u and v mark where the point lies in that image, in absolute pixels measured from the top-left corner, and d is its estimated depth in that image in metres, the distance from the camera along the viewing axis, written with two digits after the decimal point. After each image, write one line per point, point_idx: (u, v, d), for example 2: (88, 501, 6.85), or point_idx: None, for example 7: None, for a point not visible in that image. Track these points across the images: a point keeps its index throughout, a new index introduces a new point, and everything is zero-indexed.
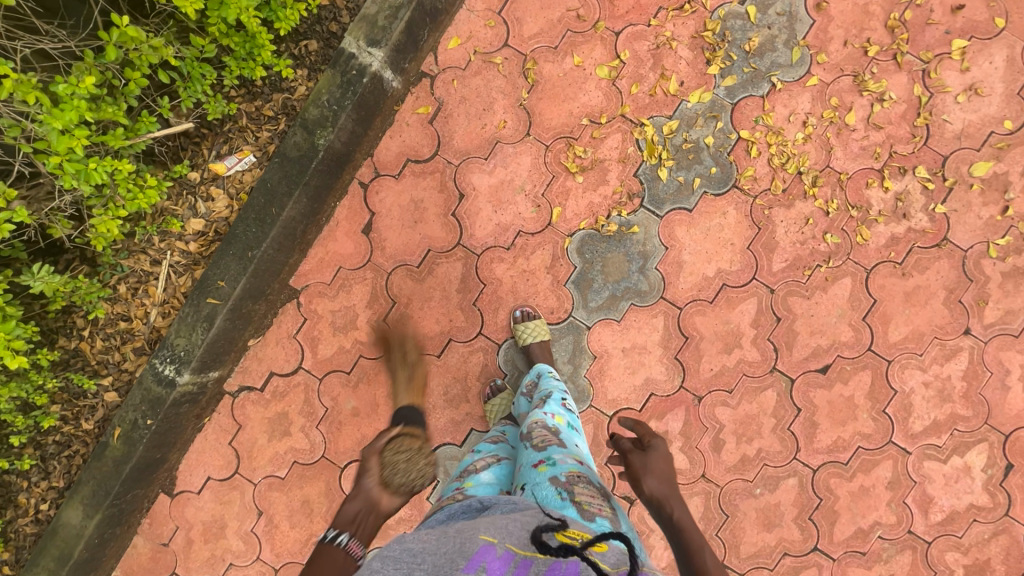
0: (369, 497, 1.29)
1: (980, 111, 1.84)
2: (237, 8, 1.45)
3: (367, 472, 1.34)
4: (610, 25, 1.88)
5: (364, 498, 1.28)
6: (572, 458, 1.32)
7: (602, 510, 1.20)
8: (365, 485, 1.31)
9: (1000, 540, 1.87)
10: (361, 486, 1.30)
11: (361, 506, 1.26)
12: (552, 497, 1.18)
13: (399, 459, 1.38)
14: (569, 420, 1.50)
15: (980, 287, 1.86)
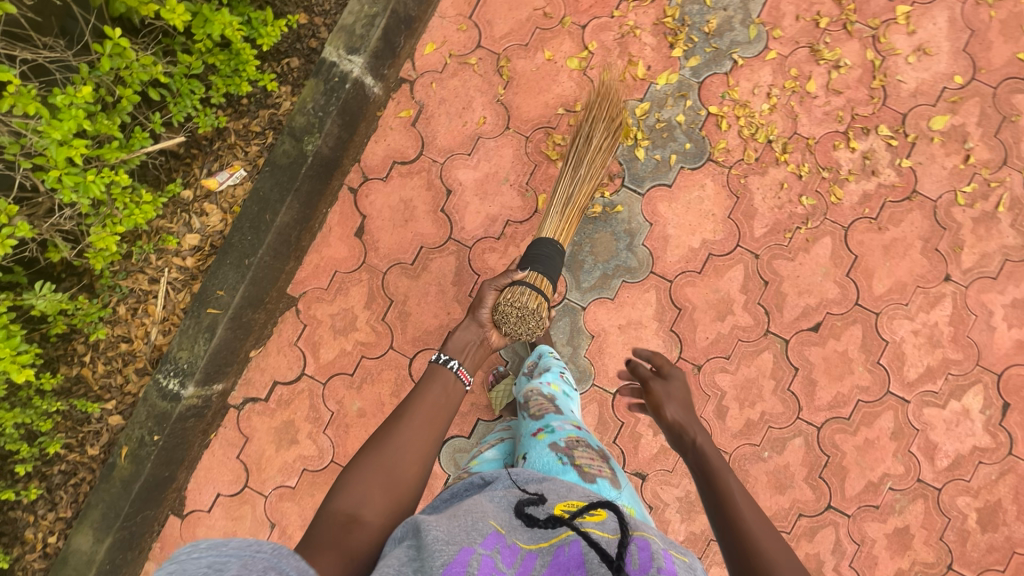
0: (478, 333, 1.53)
1: (931, 69, 1.95)
2: (221, 24, 1.53)
3: (483, 309, 1.56)
4: (576, 19, 1.99)
5: (475, 332, 1.53)
6: (570, 424, 1.36)
7: (603, 470, 1.23)
8: (478, 320, 1.55)
9: (1008, 479, 1.90)
10: (475, 317, 1.55)
11: (470, 339, 1.51)
12: (552, 462, 1.21)
13: (514, 311, 1.52)
14: (565, 388, 1.53)
15: (954, 234, 1.93)
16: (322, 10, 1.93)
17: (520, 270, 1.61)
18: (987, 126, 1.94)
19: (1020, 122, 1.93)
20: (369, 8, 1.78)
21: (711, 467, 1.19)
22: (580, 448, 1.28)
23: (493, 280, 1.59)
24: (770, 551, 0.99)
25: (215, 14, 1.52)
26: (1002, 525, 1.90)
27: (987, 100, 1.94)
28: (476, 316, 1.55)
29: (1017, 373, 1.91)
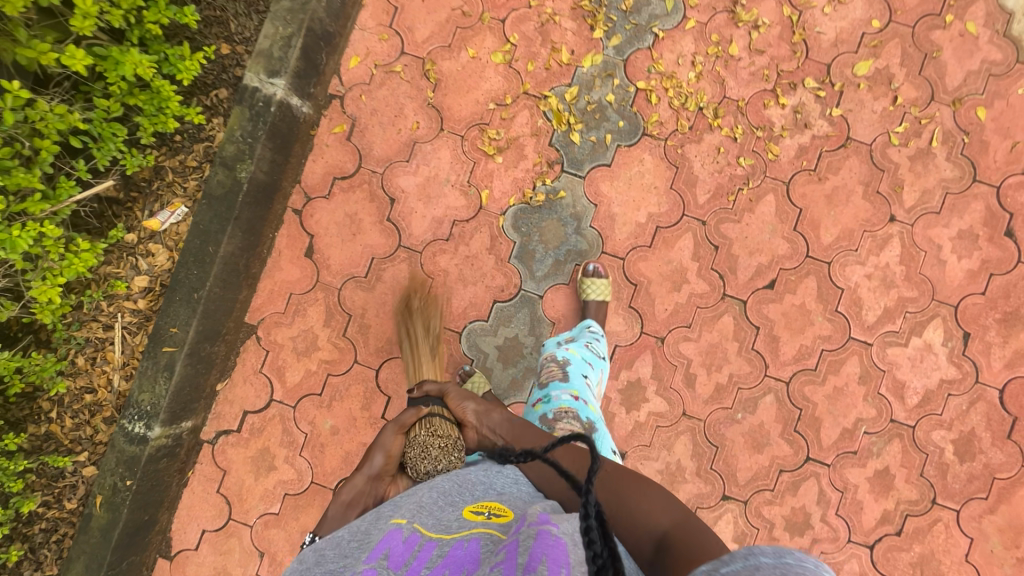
0: (372, 490, 1.31)
1: (848, 17, 1.97)
2: (134, 64, 1.53)
3: (377, 454, 1.34)
4: (494, 14, 2.00)
5: (367, 490, 1.31)
6: (568, 394, 1.57)
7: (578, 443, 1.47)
8: (372, 471, 1.32)
9: (979, 408, 1.91)
10: (372, 462, 1.33)
11: (362, 499, 1.29)
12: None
13: (433, 446, 1.32)
14: (584, 354, 1.68)
15: (893, 174, 1.96)
16: (243, 38, 1.97)
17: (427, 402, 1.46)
18: (910, 66, 1.96)
19: (942, 57, 1.96)
20: (284, 30, 1.78)
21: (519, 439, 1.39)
22: (567, 420, 1.52)
23: (396, 418, 1.39)
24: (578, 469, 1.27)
25: (126, 54, 1.52)
26: (979, 453, 1.91)
27: (907, 40, 1.96)
28: (368, 466, 1.33)
29: (973, 302, 1.93)
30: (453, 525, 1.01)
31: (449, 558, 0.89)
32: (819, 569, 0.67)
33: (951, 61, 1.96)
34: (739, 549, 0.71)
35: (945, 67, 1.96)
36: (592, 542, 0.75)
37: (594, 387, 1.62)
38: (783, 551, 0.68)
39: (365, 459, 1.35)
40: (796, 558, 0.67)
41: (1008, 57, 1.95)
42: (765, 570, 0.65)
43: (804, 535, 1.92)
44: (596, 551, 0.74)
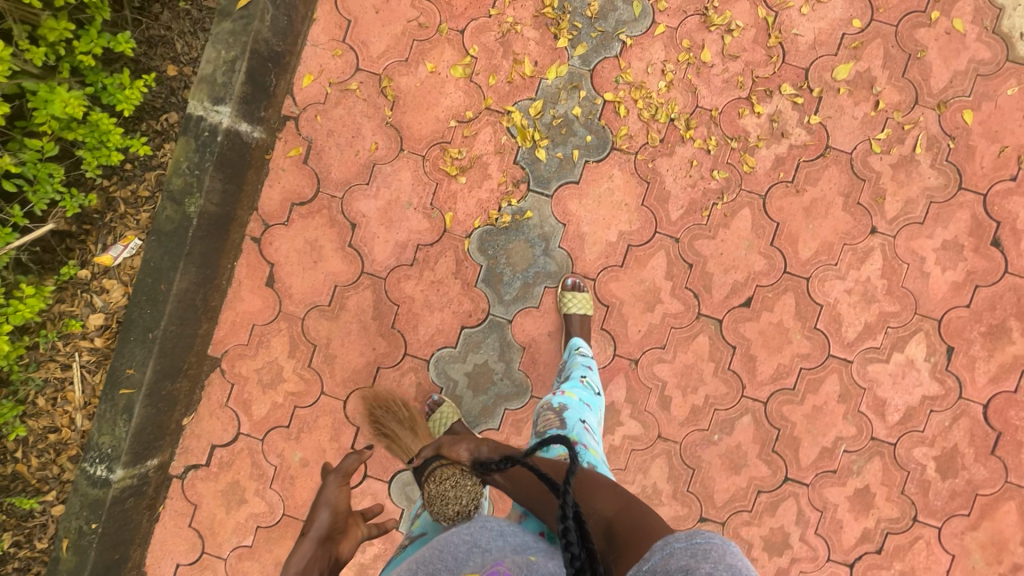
0: (324, 552, 1.35)
1: (827, 17, 1.86)
2: (64, 101, 1.46)
3: (323, 512, 1.42)
4: (453, 25, 1.90)
5: (321, 553, 1.34)
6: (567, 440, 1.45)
7: None
8: (320, 533, 1.38)
9: (962, 424, 1.85)
10: (318, 517, 1.41)
11: (319, 562, 1.32)
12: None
13: (449, 491, 1.28)
14: (581, 397, 1.60)
15: (874, 184, 1.87)
16: (191, 59, 1.86)
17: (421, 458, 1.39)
18: (893, 68, 1.86)
19: (927, 57, 1.85)
20: (226, 53, 1.70)
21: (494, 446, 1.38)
22: None
23: (337, 469, 1.49)
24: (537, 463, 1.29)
25: (55, 91, 1.46)
26: (962, 470, 1.85)
27: (890, 40, 1.85)
28: (317, 527, 1.39)
29: (957, 315, 1.86)
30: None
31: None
32: (723, 543, 0.91)
33: (936, 61, 1.85)
34: (662, 542, 0.95)
35: (930, 68, 1.85)
36: (570, 543, 0.93)
37: (593, 433, 1.51)
38: (695, 535, 0.92)
39: (311, 524, 1.40)
40: (705, 537, 0.91)
41: (996, 56, 1.84)
42: (679, 554, 0.90)
43: (783, 555, 1.88)
44: (575, 553, 0.92)
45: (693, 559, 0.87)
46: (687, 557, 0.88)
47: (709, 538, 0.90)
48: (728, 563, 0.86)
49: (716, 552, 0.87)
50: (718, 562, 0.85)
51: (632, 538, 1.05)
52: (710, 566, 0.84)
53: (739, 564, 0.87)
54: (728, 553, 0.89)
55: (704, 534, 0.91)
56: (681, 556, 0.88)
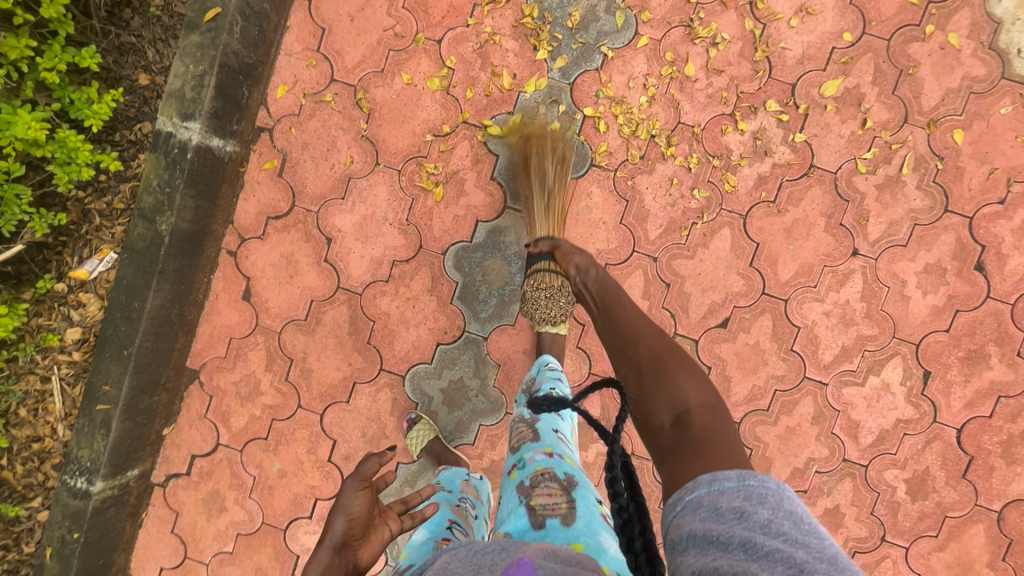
0: (342, 563, 1.14)
1: (817, 30, 1.80)
2: (27, 122, 1.44)
3: (339, 520, 1.20)
4: (430, 34, 1.85)
5: (335, 566, 1.13)
6: (542, 452, 1.41)
7: (558, 508, 1.27)
8: (336, 541, 1.17)
9: (934, 447, 1.85)
10: (330, 529, 1.19)
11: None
12: (514, 507, 1.32)
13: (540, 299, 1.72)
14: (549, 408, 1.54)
15: (858, 205, 1.83)
16: (163, 68, 1.81)
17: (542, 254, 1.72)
18: (883, 84, 1.80)
19: (919, 73, 1.79)
20: (195, 67, 1.70)
21: (609, 297, 1.47)
22: (545, 483, 1.34)
23: (356, 472, 1.28)
24: (640, 333, 1.29)
25: (17, 112, 1.44)
26: (932, 492, 1.86)
27: (881, 55, 1.79)
28: (331, 536, 1.18)
29: (935, 339, 1.84)
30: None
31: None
32: (781, 486, 0.79)
33: (929, 78, 1.79)
34: (706, 476, 0.86)
35: (922, 84, 1.79)
36: (619, 496, 0.84)
37: (567, 442, 1.48)
38: (747, 475, 0.81)
39: (326, 531, 1.19)
40: (758, 479, 0.80)
41: (991, 73, 1.77)
42: (729, 494, 0.80)
43: None
44: (622, 504, 0.83)
45: (745, 503, 0.76)
46: (740, 498, 0.78)
47: (763, 481, 0.79)
48: (789, 510, 0.75)
49: (772, 497, 0.77)
50: (777, 508, 0.74)
51: (704, 435, 0.99)
52: (768, 512, 0.74)
53: (799, 508, 0.76)
54: (788, 499, 0.77)
55: (759, 474, 0.81)
56: (732, 497, 0.78)
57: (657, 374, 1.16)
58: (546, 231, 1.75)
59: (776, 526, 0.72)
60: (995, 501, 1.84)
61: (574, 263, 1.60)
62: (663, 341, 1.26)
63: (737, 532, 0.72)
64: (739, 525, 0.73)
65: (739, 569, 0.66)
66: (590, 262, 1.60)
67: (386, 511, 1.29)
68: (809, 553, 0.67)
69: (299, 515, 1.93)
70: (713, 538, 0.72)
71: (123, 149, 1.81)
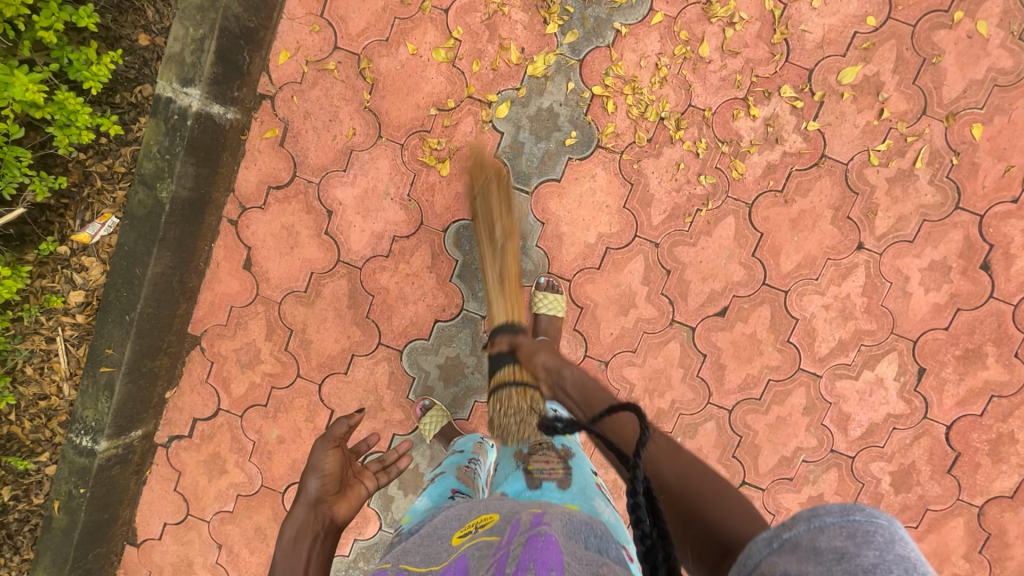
0: (317, 516, 1.30)
1: (839, 13, 1.73)
2: (26, 83, 1.44)
3: (312, 479, 1.34)
4: (437, 3, 1.80)
5: (313, 518, 1.29)
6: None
7: (554, 474, 1.28)
8: (311, 497, 1.32)
9: (922, 442, 1.88)
10: (305, 488, 1.33)
11: (310, 527, 1.28)
12: (510, 472, 1.33)
13: (509, 420, 1.43)
14: None
15: (867, 198, 1.79)
16: (163, 28, 1.77)
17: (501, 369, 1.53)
18: (904, 73, 1.73)
19: (943, 62, 1.72)
20: (195, 31, 1.67)
21: (599, 400, 1.31)
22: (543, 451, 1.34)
23: (326, 434, 1.41)
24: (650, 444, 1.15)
25: (15, 73, 1.43)
26: (916, 485, 1.89)
27: (904, 41, 1.72)
28: (306, 493, 1.32)
29: (933, 337, 1.83)
30: (442, 552, 0.96)
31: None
32: (891, 529, 0.69)
33: (952, 68, 1.72)
34: (805, 510, 0.76)
35: (944, 75, 1.73)
36: (641, 523, 0.83)
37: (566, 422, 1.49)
38: (852, 509, 0.72)
39: (302, 490, 1.34)
40: (865, 515, 0.70)
41: (1018, 65, 1.71)
42: (831, 531, 0.70)
43: None
44: (644, 531, 0.83)
45: (850, 543, 0.67)
46: (843, 537, 0.68)
47: (872, 517, 0.70)
48: (901, 554, 0.64)
49: (880, 537, 0.67)
50: (885, 551, 0.64)
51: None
52: (875, 554, 0.64)
53: (920, 561, 0.64)
54: (900, 545, 0.66)
55: (865, 511, 0.71)
56: (835, 535, 0.69)
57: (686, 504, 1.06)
58: (504, 315, 1.63)
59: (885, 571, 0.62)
60: (977, 497, 1.88)
61: (541, 363, 1.45)
62: (683, 459, 1.13)
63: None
64: (839, 566, 0.64)
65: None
66: (560, 359, 1.45)
67: (360, 471, 1.46)
68: None
69: (296, 480, 1.99)
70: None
71: (124, 112, 1.77)
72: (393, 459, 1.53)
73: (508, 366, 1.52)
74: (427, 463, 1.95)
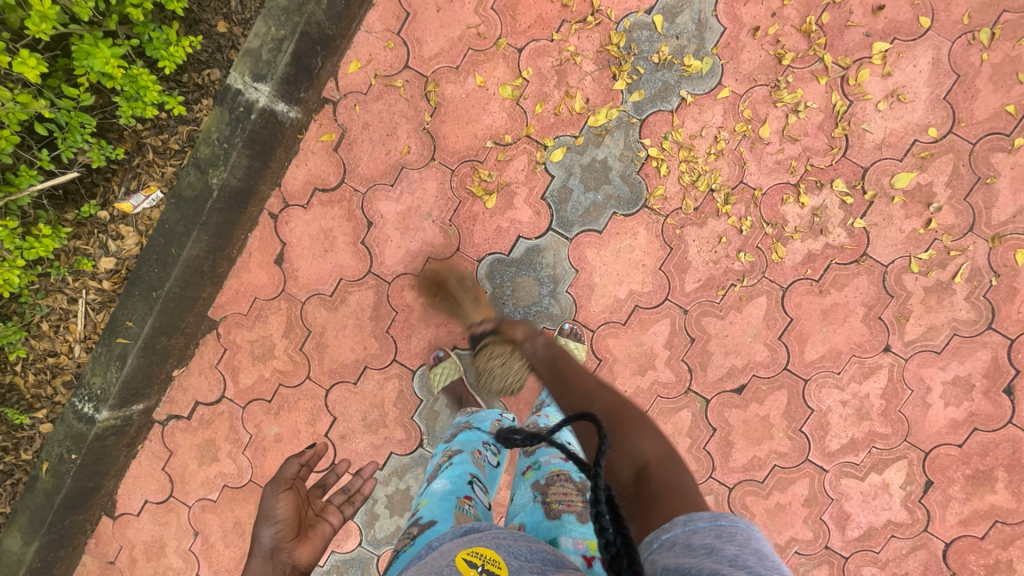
0: (276, 565, 1.24)
1: (903, 119, 1.75)
2: (105, 54, 1.46)
3: (266, 527, 1.29)
4: (512, 41, 1.83)
5: (271, 569, 1.24)
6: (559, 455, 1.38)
7: (574, 505, 1.24)
8: (266, 549, 1.26)
9: (918, 555, 1.84)
10: (258, 537, 1.27)
11: None
12: (528, 502, 1.30)
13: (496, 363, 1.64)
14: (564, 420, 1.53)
15: (901, 303, 1.80)
16: (242, 18, 1.79)
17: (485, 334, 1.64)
18: (957, 187, 1.75)
19: (997, 184, 1.74)
20: (277, 31, 1.71)
21: (556, 356, 1.44)
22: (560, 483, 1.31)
23: (276, 477, 1.38)
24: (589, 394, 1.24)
25: (99, 45, 1.46)
26: None
27: (962, 157, 1.74)
28: (260, 545, 1.26)
29: (946, 452, 1.82)
30: (445, 570, 0.90)
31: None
32: (749, 528, 0.79)
33: (1005, 191, 1.74)
34: (681, 518, 0.82)
35: (997, 196, 1.74)
36: (605, 529, 0.71)
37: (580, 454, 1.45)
38: (720, 516, 0.79)
39: (255, 542, 1.28)
40: (730, 519, 0.78)
41: None
42: (701, 532, 0.76)
43: None
44: (609, 539, 0.69)
45: (716, 539, 0.74)
46: (710, 535, 0.75)
47: (735, 521, 0.78)
48: (757, 547, 0.74)
49: (741, 535, 0.75)
50: (746, 545, 0.73)
51: (667, 483, 0.94)
52: (736, 547, 0.72)
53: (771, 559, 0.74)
54: (754, 538, 0.76)
55: (728, 517, 0.79)
56: (704, 534, 0.75)
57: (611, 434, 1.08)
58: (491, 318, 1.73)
59: (743, 561, 0.70)
60: None
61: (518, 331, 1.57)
62: (613, 400, 1.20)
63: (707, 565, 0.68)
64: (710, 558, 0.70)
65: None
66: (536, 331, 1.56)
67: (323, 509, 1.43)
68: None
69: None
70: (684, 567, 0.69)
71: (189, 92, 1.79)
72: (358, 487, 1.54)
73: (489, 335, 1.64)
74: (418, 487, 1.93)
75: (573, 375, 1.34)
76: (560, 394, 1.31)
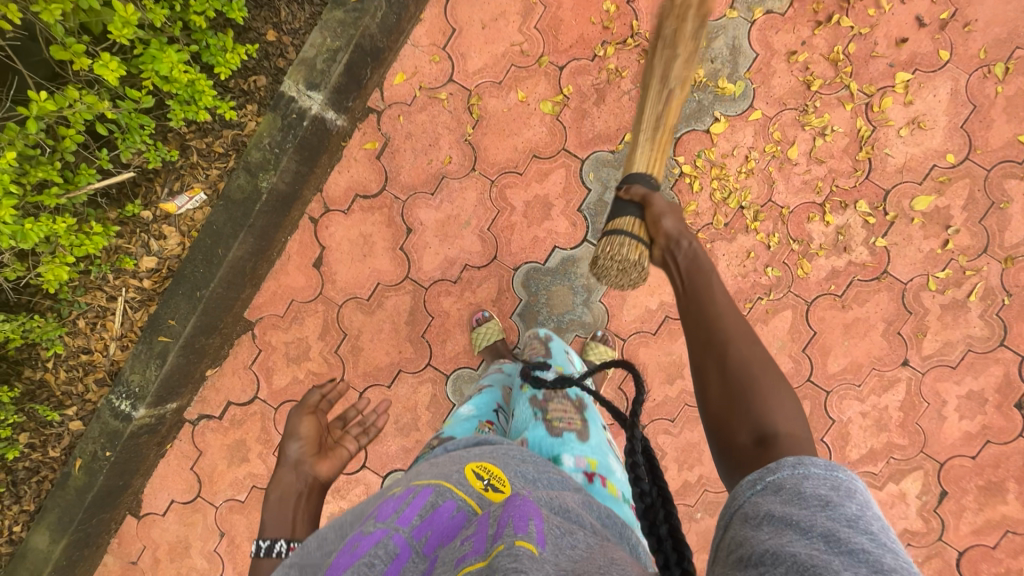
0: (299, 473, 1.41)
1: (923, 145, 1.85)
2: (170, 61, 1.52)
3: (292, 442, 1.47)
4: (554, 59, 1.90)
5: (295, 477, 1.40)
6: (555, 374, 1.42)
7: (573, 424, 1.28)
8: (291, 459, 1.44)
9: (933, 563, 1.91)
10: (285, 450, 1.46)
11: (293, 485, 1.39)
12: (527, 419, 1.30)
13: (614, 263, 1.44)
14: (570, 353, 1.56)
15: (919, 319, 1.88)
16: (292, 28, 1.82)
17: (626, 215, 1.46)
18: (972, 211, 1.85)
19: (1009, 209, 1.84)
20: (332, 42, 1.77)
21: (700, 281, 1.33)
22: (559, 398, 1.34)
23: (301, 404, 1.58)
24: (730, 332, 1.15)
25: (164, 51, 1.52)
26: None
27: (977, 183, 1.84)
28: (286, 457, 1.44)
29: (960, 463, 1.90)
30: (454, 474, 0.90)
31: (435, 517, 0.80)
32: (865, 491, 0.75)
33: (1017, 215, 1.84)
34: (790, 459, 0.80)
35: (1009, 220, 1.84)
36: (640, 481, 0.78)
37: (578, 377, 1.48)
38: (836, 467, 0.76)
39: (282, 455, 1.46)
40: (848, 475, 0.75)
41: None
42: (815, 480, 0.74)
43: None
44: (643, 490, 0.78)
45: (833, 493, 0.71)
46: (825, 487, 0.72)
47: (853, 479, 0.74)
48: (875, 513, 0.69)
49: (861, 497, 0.71)
50: (865, 508, 0.69)
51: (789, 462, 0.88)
52: (857, 507, 0.68)
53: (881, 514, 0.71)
54: (871, 503, 0.71)
55: (844, 469, 0.76)
56: (818, 483, 0.73)
57: (745, 386, 1.04)
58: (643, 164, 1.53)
59: (864, 524, 0.65)
60: None
61: (664, 229, 1.41)
62: (755, 350, 1.10)
63: (820, 520, 0.66)
64: (822, 513, 0.67)
65: (819, 558, 0.59)
66: (683, 230, 1.42)
67: (340, 437, 1.58)
68: (898, 560, 0.60)
69: None
70: (794, 520, 0.67)
71: (235, 97, 1.81)
72: (372, 421, 1.67)
73: (628, 215, 1.46)
74: None
75: (711, 301, 1.26)
76: (693, 314, 1.26)
